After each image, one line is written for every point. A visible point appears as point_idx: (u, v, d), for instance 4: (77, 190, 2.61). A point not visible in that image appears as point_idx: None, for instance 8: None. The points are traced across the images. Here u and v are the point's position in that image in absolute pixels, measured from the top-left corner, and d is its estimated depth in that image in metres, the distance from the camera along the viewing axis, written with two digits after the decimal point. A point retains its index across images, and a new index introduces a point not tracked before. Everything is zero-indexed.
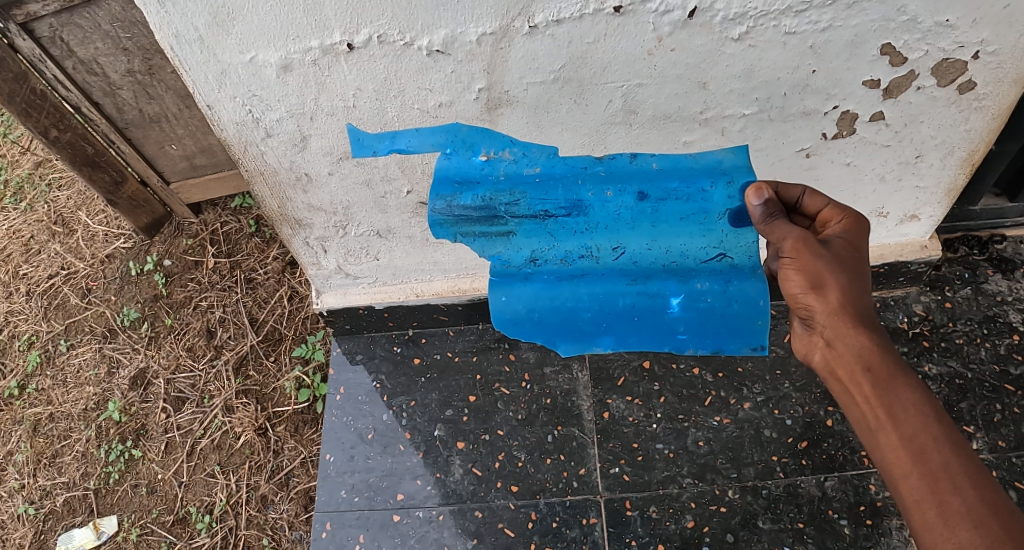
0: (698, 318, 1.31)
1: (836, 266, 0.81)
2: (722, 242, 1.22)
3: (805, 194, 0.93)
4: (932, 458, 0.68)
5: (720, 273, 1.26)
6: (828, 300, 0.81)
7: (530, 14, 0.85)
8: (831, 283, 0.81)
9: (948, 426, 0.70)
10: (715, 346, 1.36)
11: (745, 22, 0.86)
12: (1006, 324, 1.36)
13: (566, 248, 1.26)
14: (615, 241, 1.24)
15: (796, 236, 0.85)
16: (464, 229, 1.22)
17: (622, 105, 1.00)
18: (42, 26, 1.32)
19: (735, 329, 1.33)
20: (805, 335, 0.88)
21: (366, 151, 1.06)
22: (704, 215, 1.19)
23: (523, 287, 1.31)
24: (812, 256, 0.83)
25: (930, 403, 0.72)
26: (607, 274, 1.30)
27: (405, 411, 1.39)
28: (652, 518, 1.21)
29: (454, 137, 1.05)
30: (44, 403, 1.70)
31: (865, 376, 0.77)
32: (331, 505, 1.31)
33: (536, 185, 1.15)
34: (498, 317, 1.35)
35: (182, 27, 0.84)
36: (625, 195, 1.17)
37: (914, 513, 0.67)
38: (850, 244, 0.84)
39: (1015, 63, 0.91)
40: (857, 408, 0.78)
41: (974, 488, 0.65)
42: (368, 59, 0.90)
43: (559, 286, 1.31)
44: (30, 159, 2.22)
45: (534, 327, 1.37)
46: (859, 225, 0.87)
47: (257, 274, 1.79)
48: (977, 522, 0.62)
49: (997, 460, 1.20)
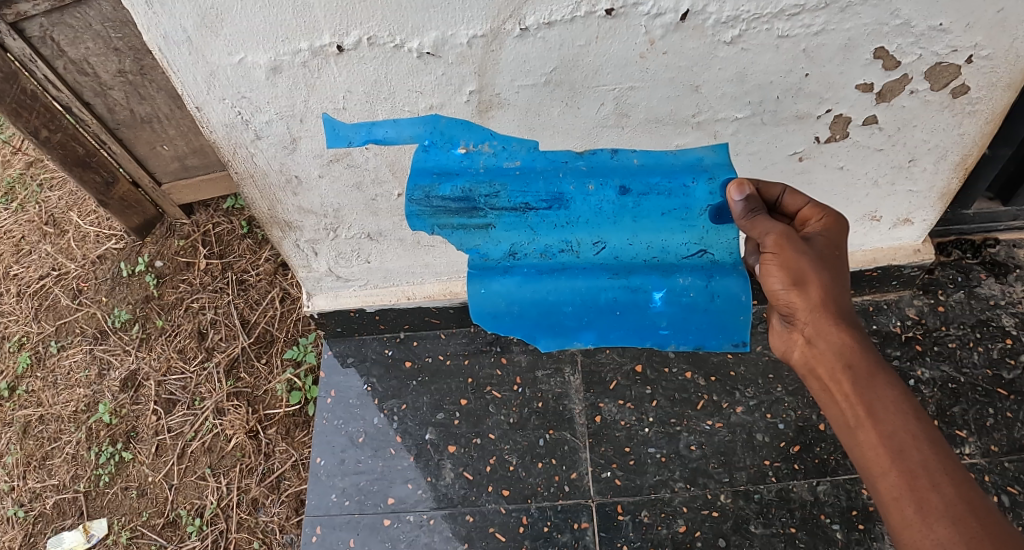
0: (680, 313, 1.31)
1: (819, 263, 0.81)
2: (704, 238, 1.22)
3: (786, 193, 0.92)
4: (911, 456, 0.68)
5: (701, 269, 1.26)
6: (810, 297, 0.81)
7: (521, 17, 0.84)
8: (813, 280, 0.81)
9: (926, 423, 0.70)
10: (697, 343, 1.36)
11: (738, 25, 0.86)
12: (999, 329, 1.36)
13: (546, 242, 1.25)
14: (597, 236, 1.24)
15: (778, 231, 0.84)
16: (441, 221, 1.20)
17: (613, 108, 0.99)
18: (32, 26, 1.31)
19: (715, 325, 1.33)
20: (787, 333, 0.89)
21: (340, 142, 1.03)
22: (685, 211, 1.18)
23: (504, 280, 1.31)
24: (793, 252, 0.82)
25: (908, 400, 0.72)
26: (588, 268, 1.29)
27: (397, 414, 1.39)
28: (644, 523, 1.20)
29: (432, 128, 1.02)
30: (34, 405, 1.68)
31: (845, 374, 0.77)
32: (322, 509, 1.31)
33: (516, 177, 1.13)
34: (477, 311, 1.35)
35: (170, 28, 0.83)
36: (607, 189, 1.16)
37: (892, 510, 0.67)
38: (829, 242, 0.84)
39: (1008, 67, 0.91)
40: (837, 405, 0.77)
41: (952, 484, 0.65)
42: (358, 61, 0.90)
43: (540, 279, 1.30)
44: (21, 159, 2.21)
45: (514, 321, 1.37)
46: (840, 225, 0.86)
47: (248, 275, 1.78)
48: (955, 519, 0.62)
49: (990, 465, 1.20)
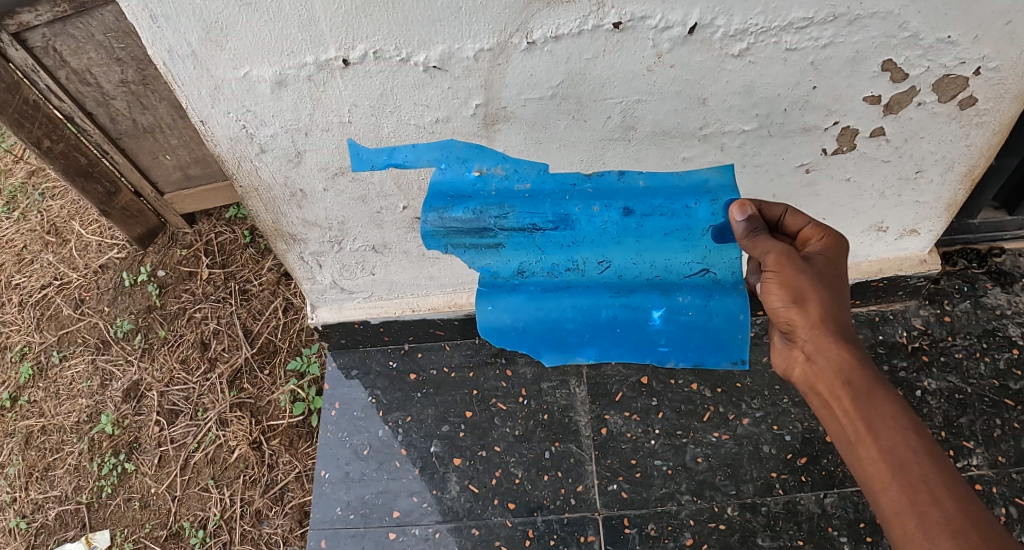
0: (679, 331, 1.29)
1: (819, 281, 0.80)
2: (706, 258, 1.21)
3: (787, 212, 0.92)
4: (912, 470, 0.67)
5: (702, 288, 1.25)
6: (809, 314, 0.80)
7: (528, 30, 0.84)
8: (812, 298, 0.80)
9: (926, 438, 0.70)
10: (696, 359, 1.34)
11: (746, 38, 0.85)
12: (1005, 339, 1.36)
13: (553, 261, 1.25)
14: (602, 255, 1.24)
15: (778, 250, 0.83)
16: (455, 240, 1.21)
17: (620, 121, 0.99)
18: (35, 36, 1.30)
19: (714, 343, 1.31)
20: (786, 349, 0.87)
21: (364, 166, 1.04)
22: (688, 232, 1.18)
23: (510, 297, 1.30)
24: (793, 271, 0.81)
25: (908, 416, 0.72)
26: (592, 286, 1.29)
27: (401, 426, 1.38)
28: (650, 536, 1.20)
29: (448, 153, 1.04)
30: (36, 415, 1.68)
31: (844, 390, 0.76)
32: (327, 522, 1.30)
33: (525, 200, 1.14)
34: (484, 326, 1.33)
35: (175, 42, 0.83)
36: (611, 210, 1.16)
37: (894, 525, 0.66)
38: (830, 261, 0.83)
39: (1016, 79, 0.91)
40: (837, 421, 0.77)
41: (952, 499, 0.64)
42: (364, 75, 0.89)
43: (545, 297, 1.30)
44: (23, 168, 2.21)
45: (518, 336, 1.35)
46: (841, 244, 0.85)
47: (251, 285, 1.77)
48: (956, 533, 0.61)
49: (998, 476, 1.20)
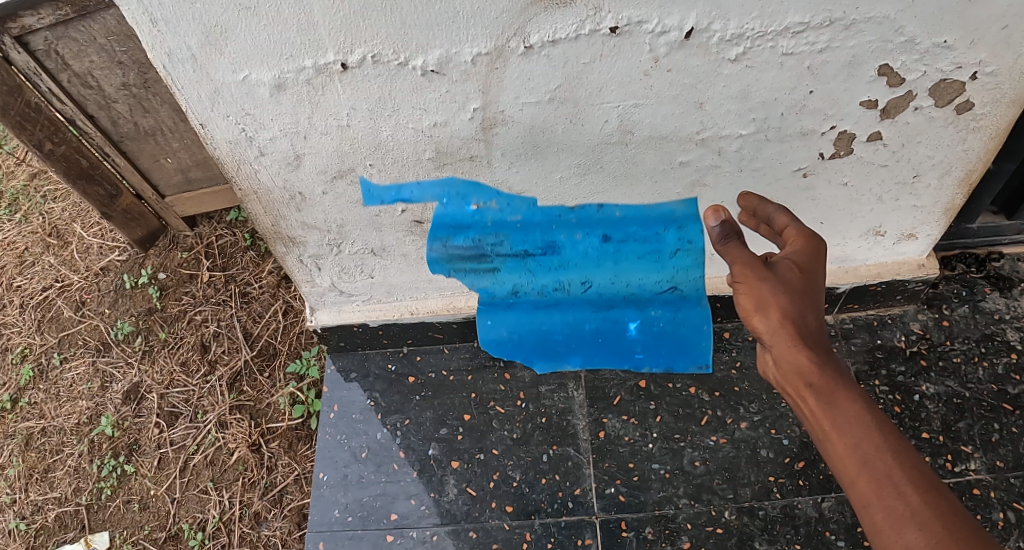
0: (653, 340, 1.36)
1: (777, 286, 0.76)
2: (675, 278, 1.28)
3: (768, 213, 0.88)
4: (877, 468, 0.65)
5: (670, 302, 1.33)
6: (769, 321, 0.77)
7: (526, 35, 0.84)
8: (771, 305, 0.75)
9: (891, 433, 0.67)
10: (670, 363, 1.38)
11: (742, 43, 0.86)
12: (1004, 343, 1.35)
13: (543, 283, 1.31)
14: (584, 278, 1.29)
15: (740, 261, 0.80)
16: (456, 265, 1.28)
17: (617, 125, 0.99)
18: (37, 39, 1.31)
19: (684, 347, 1.37)
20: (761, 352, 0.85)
21: (359, 153, 1.02)
22: (659, 254, 1.24)
23: (506, 314, 1.37)
24: (754, 280, 0.78)
25: (872, 413, 0.69)
26: (576, 303, 1.34)
27: (400, 429, 1.39)
28: (648, 539, 1.19)
29: (449, 189, 1.10)
30: (36, 417, 1.68)
31: (809, 392, 0.74)
32: (324, 525, 1.30)
33: (518, 230, 1.20)
34: (485, 339, 1.41)
35: (175, 46, 0.83)
36: (592, 237, 1.21)
37: (865, 518, 0.65)
38: (796, 261, 0.79)
39: (1012, 84, 0.91)
40: (807, 422, 0.75)
41: (917, 493, 0.62)
42: (362, 79, 0.90)
43: (536, 314, 1.36)
44: (25, 170, 2.22)
45: (514, 347, 1.41)
46: (810, 242, 0.80)
47: (251, 288, 1.78)
48: (921, 524, 0.59)
49: (996, 481, 1.19)
